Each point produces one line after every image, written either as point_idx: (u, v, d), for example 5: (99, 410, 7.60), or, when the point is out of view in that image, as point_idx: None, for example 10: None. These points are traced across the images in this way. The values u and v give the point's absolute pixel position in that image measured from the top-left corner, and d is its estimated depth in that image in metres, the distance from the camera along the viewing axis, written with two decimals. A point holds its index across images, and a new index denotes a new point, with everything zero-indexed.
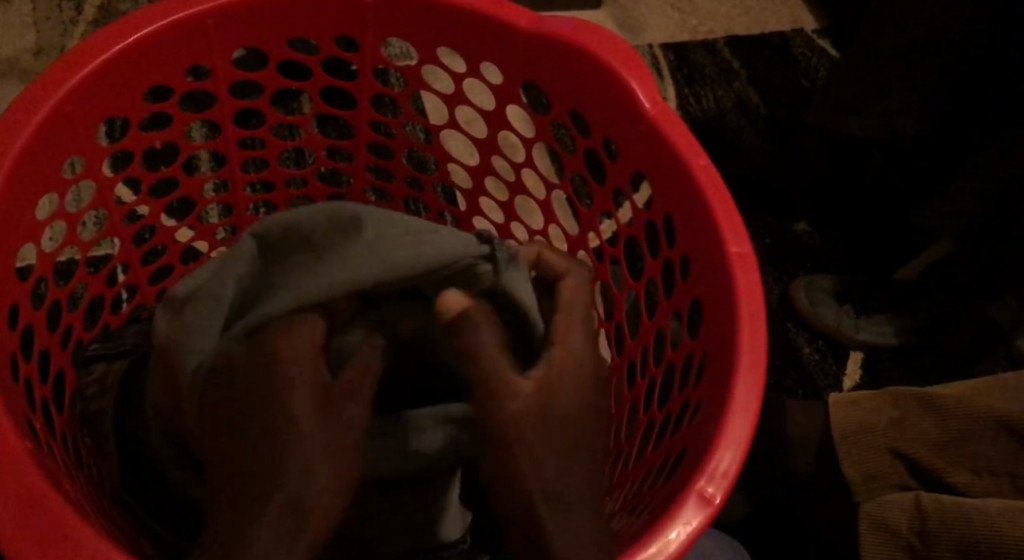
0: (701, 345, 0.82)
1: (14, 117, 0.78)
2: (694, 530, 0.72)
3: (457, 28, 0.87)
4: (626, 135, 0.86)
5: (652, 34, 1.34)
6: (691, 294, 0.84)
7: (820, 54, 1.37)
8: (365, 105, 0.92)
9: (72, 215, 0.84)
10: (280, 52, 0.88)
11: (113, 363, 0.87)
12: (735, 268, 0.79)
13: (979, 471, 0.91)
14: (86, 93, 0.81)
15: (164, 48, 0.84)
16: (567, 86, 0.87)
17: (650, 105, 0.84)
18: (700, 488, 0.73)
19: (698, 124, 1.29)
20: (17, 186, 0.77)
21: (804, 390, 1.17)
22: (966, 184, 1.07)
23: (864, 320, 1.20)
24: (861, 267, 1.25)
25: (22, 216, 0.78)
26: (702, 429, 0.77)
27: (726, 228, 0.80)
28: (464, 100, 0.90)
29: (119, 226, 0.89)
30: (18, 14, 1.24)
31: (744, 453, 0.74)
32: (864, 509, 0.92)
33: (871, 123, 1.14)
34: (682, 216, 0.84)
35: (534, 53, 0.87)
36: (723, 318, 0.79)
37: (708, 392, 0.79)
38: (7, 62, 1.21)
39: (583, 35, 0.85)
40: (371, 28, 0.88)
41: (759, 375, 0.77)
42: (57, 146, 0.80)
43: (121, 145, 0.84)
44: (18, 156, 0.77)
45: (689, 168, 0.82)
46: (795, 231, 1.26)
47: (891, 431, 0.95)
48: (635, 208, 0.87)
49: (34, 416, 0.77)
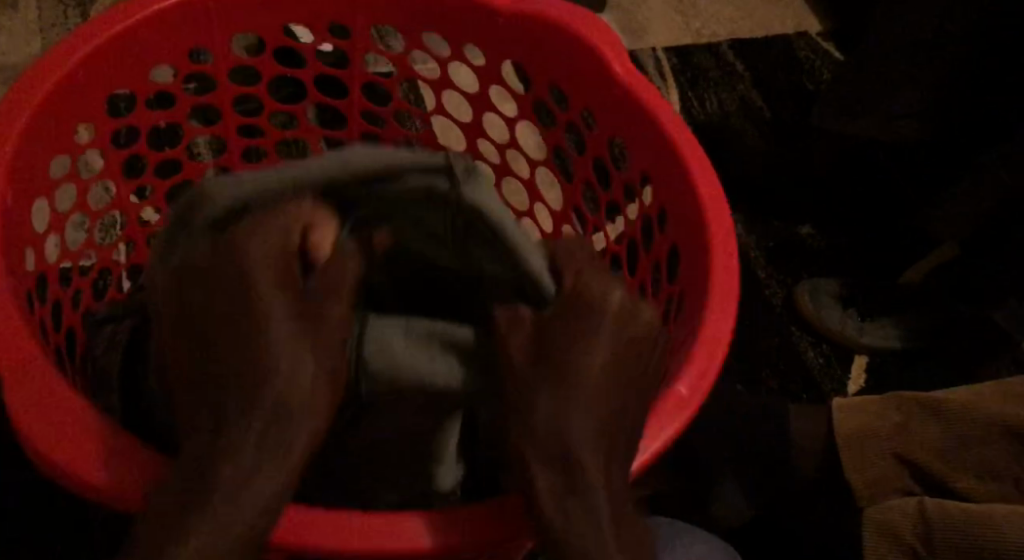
0: (677, 291, 0.82)
1: (23, 87, 0.77)
2: (668, 439, 0.71)
3: (436, 10, 0.87)
4: (598, 98, 0.85)
5: (656, 38, 1.34)
6: (669, 243, 0.83)
7: (825, 56, 1.37)
8: (358, 92, 0.92)
9: (85, 183, 0.83)
10: (278, 37, 0.87)
11: (117, 321, 0.84)
12: (709, 210, 0.79)
13: (983, 475, 0.91)
14: (97, 66, 0.80)
15: (172, 25, 0.83)
16: (541, 58, 0.87)
17: (621, 69, 0.83)
18: (674, 393, 0.72)
19: (701, 127, 1.28)
20: (25, 154, 0.76)
21: (808, 393, 1.16)
22: (972, 186, 1.07)
23: (868, 325, 1.19)
24: (867, 271, 1.24)
25: (30, 185, 0.77)
26: (674, 357, 0.75)
27: (698, 173, 0.80)
28: (449, 84, 0.90)
29: (126, 199, 0.87)
30: (24, 21, 1.24)
31: (712, 375, 0.73)
32: (867, 513, 0.91)
33: (876, 125, 1.13)
34: (654, 169, 0.83)
35: (513, 32, 0.86)
36: (699, 262, 0.79)
37: (682, 324, 0.78)
38: (12, 68, 1.21)
39: (557, 9, 0.85)
40: (372, 11, 0.87)
41: (730, 301, 0.76)
42: (63, 120, 0.80)
43: (127, 120, 0.84)
44: (27, 122, 0.76)
45: (658, 121, 0.82)
46: (800, 234, 1.25)
47: (894, 436, 0.95)
48: (616, 175, 0.87)
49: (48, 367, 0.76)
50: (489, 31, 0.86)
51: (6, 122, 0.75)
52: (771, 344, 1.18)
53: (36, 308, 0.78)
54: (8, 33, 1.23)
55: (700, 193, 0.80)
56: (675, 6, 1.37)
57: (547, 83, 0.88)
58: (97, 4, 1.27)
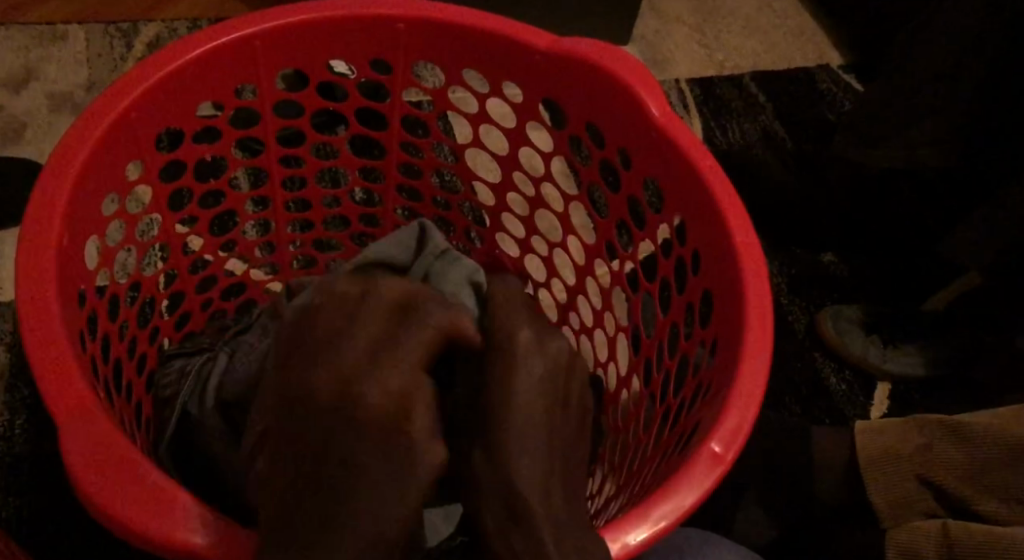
0: (713, 332, 0.82)
1: (80, 126, 0.78)
2: (705, 490, 0.72)
3: (471, 47, 0.87)
4: (640, 144, 0.85)
5: (678, 69, 1.37)
6: (703, 288, 0.84)
7: (845, 88, 1.39)
8: (397, 124, 0.90)
9: (132, 215, 0.84)
10: (322, 72, 0.87)
11: (190, 358, 0.89)
12: (743, 262, 0.79)
13: (1006, 497, 0.92)
14: (148, 104, 0.81)
15: (216, 67, 0.84)
16: (581, 99, 0.87)
17: (660, 112, 0.83)
18: (710, 449, 0.73)
19: (725, 157, 1.30)
20: (82, 193, 0.78)
21: (832, 417, 1.17)
22: (994, 212, 1.08)
23: (891, 350, 1.21)
24: (888, 299, 1.26)
25: (84, 223, 0.79)
26: (712, 400, 0.77)
27: (733, 222, 0.80)
28: (487, 119, 0.89)
29: (170, 232, 0.88)
30: (72, 51, 1.28)
31: (754, 414, 0.75)
32: (890, 535, 0.93)
33: (897, 154, 1.15)
34: (694, 217, 0.83)
35: (553, 73, 0.86)
36: (734, 304, 0.79)
37: (718, 373, 0.79)
38: (60, 96, 1.24)
39: (597, 53, 0.85)
40: (407, 45, 0.87)
41: (767, 349, 0.77)
42: (116, 157, 0.81)
43: (174, 155, 0.84)
44: (81, 166, 0.77)
45: (696, 170, 0.82)
46: (823, 261, 1.26)
47: (919, 458, 0.96)
48: (651, 218, 0.86)
49: (100, 390, 0.77)
50: (531, 68, 0.87)
51: (63, 167, 0.76)
52: (793, 368, 1.20)
53: (85, 338, 0.79)
54: (56, 61, 1.27)
55: (735, 243, 0.80)
56: (698, 40, 1.41)
57: (586, 123, 0.88)
58: (142, 36, 1.30)
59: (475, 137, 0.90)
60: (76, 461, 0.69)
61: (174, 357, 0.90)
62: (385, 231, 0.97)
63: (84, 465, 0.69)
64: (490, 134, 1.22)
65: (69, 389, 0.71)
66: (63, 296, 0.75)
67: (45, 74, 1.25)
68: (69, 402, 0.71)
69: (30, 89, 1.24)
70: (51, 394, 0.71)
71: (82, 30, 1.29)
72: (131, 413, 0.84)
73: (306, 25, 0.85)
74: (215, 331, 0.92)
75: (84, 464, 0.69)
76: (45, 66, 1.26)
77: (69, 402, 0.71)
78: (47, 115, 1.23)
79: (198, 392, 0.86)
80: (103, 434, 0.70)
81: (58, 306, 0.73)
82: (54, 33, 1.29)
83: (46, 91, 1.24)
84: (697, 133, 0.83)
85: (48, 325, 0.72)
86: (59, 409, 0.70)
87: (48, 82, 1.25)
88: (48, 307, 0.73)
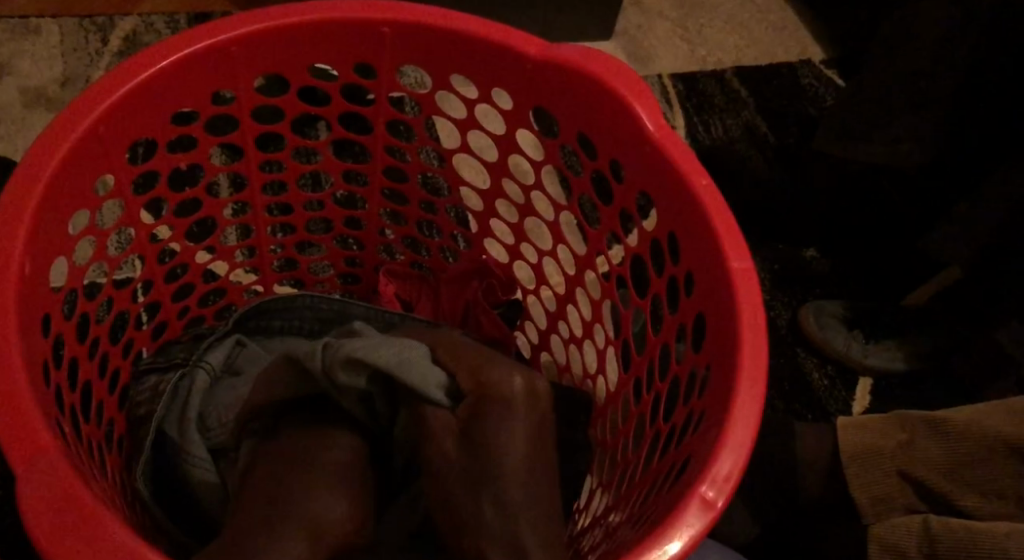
0: (707, 355, 0.81)
1: (42, 145, 0.77)
2: (697, 533, 0.71)
3: (458, 52, 0.86)
4: (630, 155, 0.85)
5: (661, 65, 1.37)
6: (694, 309, 0.83)
7: (827, 83, 1.39)
8: (381, 130, 0.90)
9: (100, 232, 0.83)
10: (300, 77, 0.87)
11: (164, 374, 0.90)
12: (738, 286, 0.78)
13: (985, 493, 0.92)
14: (117, 116, 0.80)
15: (189, 75, 0.83)
16: (570, 109, 0.86)
17: (654, 127, 0.82)
18: (702, 492, 0.72)
19: (707, 154, 1.31)
20: (49, 211, 0.77)
21: (814, 413, 1.18)
22: (975, 208, 1.08)
23: (874, 346, 1.21)
24: (869, 293, 1.26)
25: (50, 241, 0.78)
26: (704, 434, 0.77)
27: (728, 243, 0.79)
28: (476, 126, 0.89)
29: (145, 243, 0.88)
30: (46, 46, 1.27)
31: (746, 459, 0.74)
32: (872, 530, 0.93)
33: (877, 150, 1.15)
34: (684, 233, 0.83)
35: (544, 82, 0.86)
36: (727, 326, 0.78)
37: (709, 403, 0.78)
38: (34, 92, 1.23)
39: (589, 60, 0.84)
40: (391, 51, 0.87)
41: (759, 385, 0.76)
42: (83, 176, 0.80)
43: (147, 166, 0.84)
44: (47, 186, 0.76)
45: (689, 186, 0.81)
46: (806, 257, 1.27)
47: (900, 455, 0.96)
48: (643, 230, 0.86)
49: (64, 418, 0.77)
50: (522, 76, 0.86)
51: (25, 188, 0.75)
52: (775, 365, 1.20)
53: (51, 365, 0.78)
54: (29, 56, 1.26)
55: (731, 267, 0.79)
56: (680, 35, 1.41)
57: (577, 133, 0.88)
58: (117, 30, 1.29)
59: (461, 144, 0.90)
60: (33, 500, 0.68)
61: (148, 372, 0.90)
62: (369, 235, 0.97)
63: (41, 498, 0.68)
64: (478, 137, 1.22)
65: (32, 423, 0.70)
66: (25, 324, 0.74)
67: (19, 69, 1.25)
68: (29, 439, 0.70)
69: (4, 84, 1.23)
70: (8, 431, 0.70)
71: (55, 24, 1.29)
72: (102, 435, 0.85)
73: (287, 33, 0.84)
74: (189, 344, 0.93)
75: (40, 496, 0.68)
76: (19, 61, 1.25)
77: (28, 432, 0.70)
78: (21, 111, 1.22)
79: (177, 413, 0.88)
80: (65, 469, 0.69)
81: (18, 337, 0.72)
82: (27, 27, 1.28)
83: (20, 87, 1.24)
84: (692, 149, 0.82)
85: (5, 357, 0.71)
86: (17, 450, 0.69)
87: (21, 78, 1.24)
88: (10, 333, 0.72)
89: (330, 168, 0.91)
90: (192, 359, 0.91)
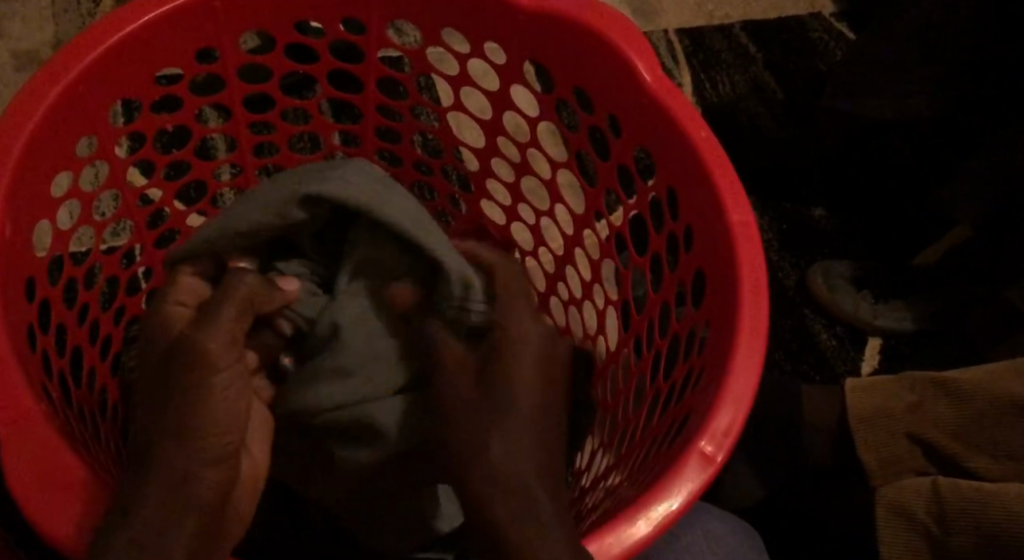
0: (705, 313, 0.79)
1: (21, 105, 0.75)
2: (696, 488, 0.70)
3: (450, 5, 0.83)
4: (629, 110, 0.82)
5: (666, 19, 1.33)
6: (694, 267, 0.81)
7: (838, 37, 1.36)
8: (373, 87, 0.88)
9: (85, 195, 0.81)
10: (289, 33, 0.84)
11: None
12: (738, 242, 0.76)
13: (996, 454, 0.89)
14: (98, 76, 0.78)
15: (173, 31, 0.81)
16: (567, 64, 0.84)
17: (651, 79, 0.80)
18: (700, 448, 0.71)
19: (712, 112, 1.28)
20: (27, 178, 0.75)
21: (821, 374, 1.16)
22: (985, 163, 1.06)
23: (882, 306, 1.19)
24: (879, 253, 1.24)
25: (30, 205, 0.76)
26: (702, 391, 0.75)
27: (727, 198, 0.77)
28: (469, 83, 0.86)
29: (133, 206, 0.86)
30: (37, 6, 1.24)
31: (746, 414, 0.72)
32: (881, 491, 0.91)
33: (885, 105, 1.12)
34: (685, 189, 0.80)
35: (538, 34, 0.83)
36: (727, 285, 0.76)
37: (708, 359, 0.76)
38: (26, 54, 1.22)
39: (584, 11, 0.81)
40: (382, 4, 0.84)
41: (760, 342, 0.73)
42: (64, 138, 0.78)
43: (132, 127, 0.82)
44: (23, 150, 0.74)
45: (688, 141, 0.79)
46: (812, 216, 1.25)
47: (909, 417, 0.93)
48: (642, 187, 0.83)
49: (51, 385, 0.76)
50: (515, 31, 0.83)
51: (4, 149, 0.74)
52: (782, 325, 1.19)
53: (37, 331, 0.76)
54: (20, 17, 1.24)
55: (732, 223, 0.77)
56: None
57: (574, 88, 0.85)
58: None
59: (455, 101, 0.87)
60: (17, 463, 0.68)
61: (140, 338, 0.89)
62: None
63: (19, 461, 0.68)
64: (472, 92, 1.18)
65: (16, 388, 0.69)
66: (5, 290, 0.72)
67: (9, 31, 1.23)
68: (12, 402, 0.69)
69: None
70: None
71: None
72: (95, 403, 0.84)
73: None
74: None
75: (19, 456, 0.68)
76: (9, 23, 1.23)
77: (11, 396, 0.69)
78: (12, 74, 1.20)
79: None
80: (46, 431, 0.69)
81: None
82: None
83: (11, 49, 1.22)
84: (692, 103, 0.80)
85: None
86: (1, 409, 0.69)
87: (12, 40, 1.22)
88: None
89: (321, 127, 0.89)
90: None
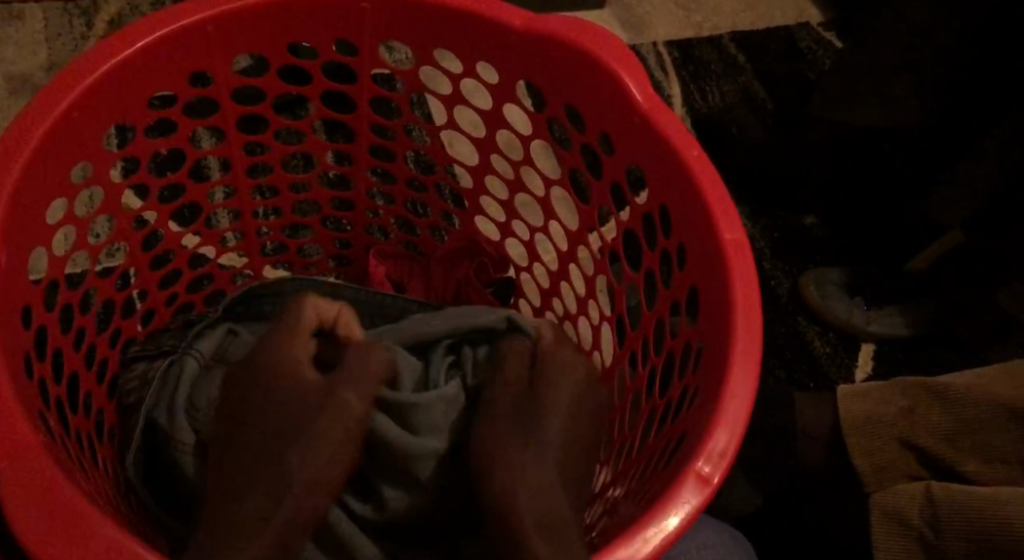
0: (699, 329, 0.80)
1: (16, 131, 0.76)
2: (693, 510, 0.70)
3: (440, 26, 0.84)
4: (620, 128, 0.83)
5: (655, 32, 1.35)
6: (687, 281, 0.82)
7: (825, 46, 1.38)
8: (366, 107, 0.89)
9: (80, 220, 0.82)
10: (281, 56, 0.86)
11: (154, 361, 0.89)
12: (730, 258, 0.77)
13: (989, 459, 0.90)
14: (91, 101, 0.79)
15: (165, 57, 0.82)
16: (558, 83, 0.85)
17: (641, 96, 0.81)
18: (696, 469, 0.71)
19: (703, 122, 1.29)
20: (22, 203, 0.76)
21: (816, 381, 1.17)
22: (971, 166, 1.07)
23: (875, 312, 1.20)
24: (870, 260, 1.25)
25: (25, 233, 0.77)
26: (699, 409, 0.75)
27: (718, 214, 0.78)
28: (461, 101, 0.87)
29: (127, 231, 0.87)
30: (31, 31, 1.26)
31: (741, 434, 0.72)
32: (875, 498, 0.92)
33: (871, 112, 1.13)
34: (676, 205, 0.81)
35: (529, 53, 0.84)
36: (720, 301, 0.77)
37: (704, 378, 0.77)
38: (20, 78, 1.23)
39: (574, 31, 0.82)
40: (372, 27, 0.85)
41: (754, 364, 0.74)
42: (58, 166, 0.79)
43: (126, 152, 0.83)
44: (19, 176, 0.75)
45: (679, 159, 0.80)
46: (805, 224, 1.26)
47: (901, 422, 0.94)
48: (634, 203, 0.84)
49: (48, 414, 0.76)
50: (506, 50, 0.84)
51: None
52: (776, 334, 1.19)
53: (33, 359, 0.77)
54: (14, 41, 1.25)
55: (723, 240, 0.78)
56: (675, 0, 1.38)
57: (565, 106, 0.86)
58: (103, 13, 1.28)
59: (447, 120, 0.88)
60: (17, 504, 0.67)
61: (138, 359, 0.90)
62: (359, 214, 0.96)
63: (18, 501, 0.67)
64: (464, 111, 1.20)
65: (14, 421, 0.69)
66: None
67: (3, 56, 1.24)
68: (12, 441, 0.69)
69: None
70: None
71: (39, 9, 1.27)
72: (91, 428, 0.84)
73: (266, 12, 0.83)
74: (178, 329, 0.92)
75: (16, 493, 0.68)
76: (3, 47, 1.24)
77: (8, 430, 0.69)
78: (6, 98, 1.21)
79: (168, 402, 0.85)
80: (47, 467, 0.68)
81: None
82: (11, 13, 1.27)
83: (6, 72, 1.23)
84: (682, 121, 0.81)
85: None
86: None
87: (6, 64, 1.23)
88: None
89: (315, 148, 0.90)
90: (180, 348, 0.88)
